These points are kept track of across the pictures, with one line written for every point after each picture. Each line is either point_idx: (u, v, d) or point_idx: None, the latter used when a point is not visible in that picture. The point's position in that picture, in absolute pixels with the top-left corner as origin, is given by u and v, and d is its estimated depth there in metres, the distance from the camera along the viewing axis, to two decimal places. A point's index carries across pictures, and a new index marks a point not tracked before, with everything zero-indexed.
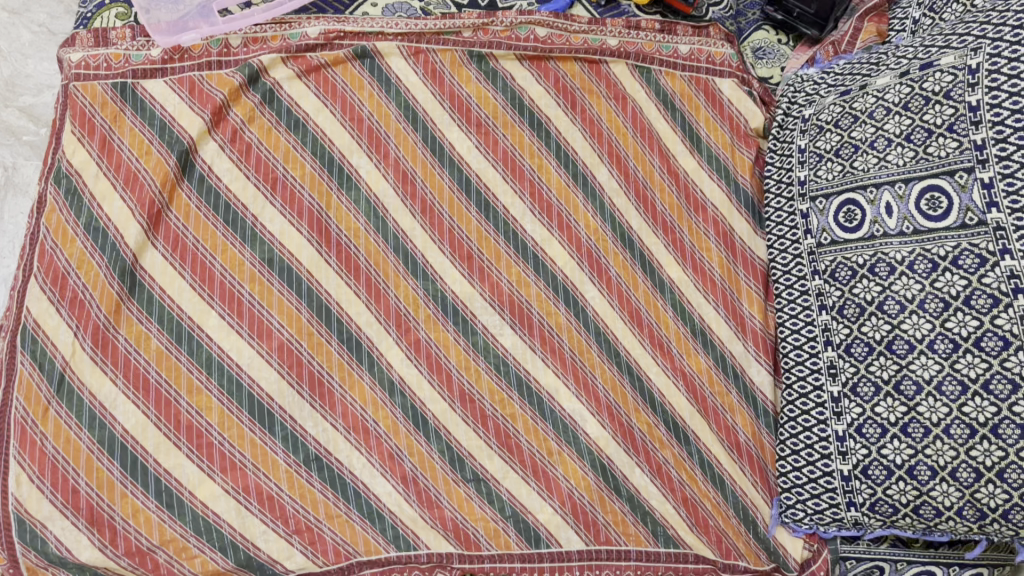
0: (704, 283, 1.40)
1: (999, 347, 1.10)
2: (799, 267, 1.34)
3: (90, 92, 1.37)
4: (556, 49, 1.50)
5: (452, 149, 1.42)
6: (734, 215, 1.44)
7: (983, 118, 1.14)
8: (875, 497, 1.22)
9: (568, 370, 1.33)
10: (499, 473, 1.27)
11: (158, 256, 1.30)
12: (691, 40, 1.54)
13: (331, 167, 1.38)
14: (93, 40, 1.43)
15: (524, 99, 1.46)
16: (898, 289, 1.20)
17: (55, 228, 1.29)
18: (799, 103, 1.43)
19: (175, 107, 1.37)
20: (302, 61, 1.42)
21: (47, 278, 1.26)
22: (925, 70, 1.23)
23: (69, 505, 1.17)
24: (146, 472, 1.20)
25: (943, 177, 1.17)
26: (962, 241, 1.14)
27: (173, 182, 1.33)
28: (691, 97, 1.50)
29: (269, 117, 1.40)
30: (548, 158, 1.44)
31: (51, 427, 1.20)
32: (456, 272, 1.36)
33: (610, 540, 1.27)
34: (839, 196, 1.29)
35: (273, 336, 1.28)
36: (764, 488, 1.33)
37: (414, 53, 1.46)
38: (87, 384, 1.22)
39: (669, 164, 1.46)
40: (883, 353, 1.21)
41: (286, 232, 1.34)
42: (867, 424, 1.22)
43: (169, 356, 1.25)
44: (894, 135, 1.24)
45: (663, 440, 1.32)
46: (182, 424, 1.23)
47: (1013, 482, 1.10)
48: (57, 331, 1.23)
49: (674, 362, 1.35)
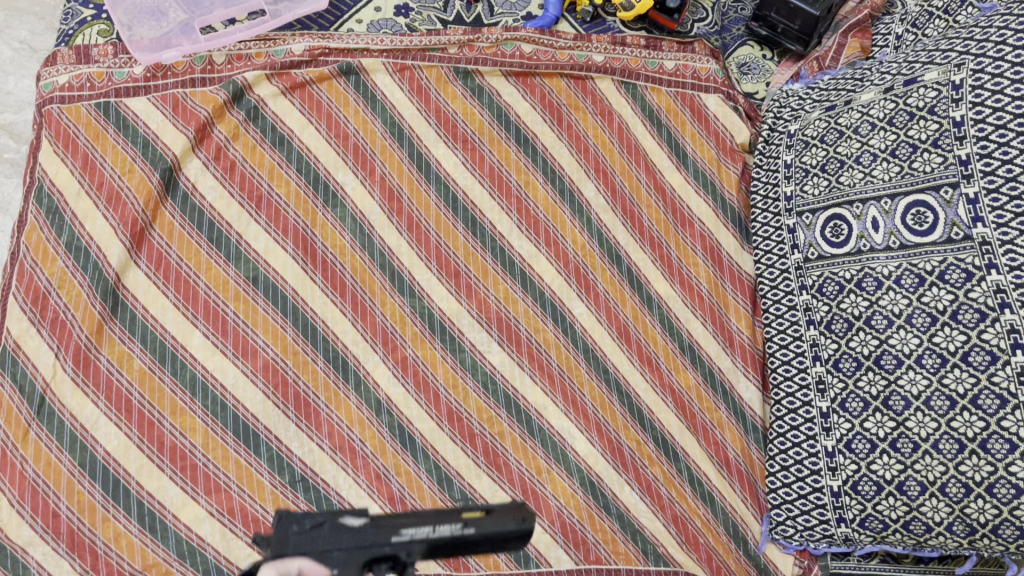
0: (692, 299, 1.39)
1: (987, 362, 1.10)
2: (786, 282, 1.34)
3: (74, 114, 1.36)
4: (542, 65, 1.49)
5: (438, 166, 1.42)
6: (720, 230, 1.44)
7: (967, 133, 1.15)
8: (864, 513, 1.22)
9: (557, 388, 1.32)
10: (488, 492, 1.26)
11: (141, 274, 1.29)
12: (676, 56, 1.55)
13: (316, 184, 1.37)
14: (75, 57, 1.42)
15: (509, 115, 1.46)
16: (885, 304, 1.21)
17: (36, 246, 1.27)
18: (784, 118, 1.44)
19: (158, 124, 1.36)
20: (287, 77, 1.42)
21: (27, 297, 1.24)
22: (909, 85, 1.24)
23: (49, 529, 1.15)
24: (129, 495, 1.18)
25: (929, 193, 1.17)
26: (948, 256, 1.15)
27: (157, 200, 1.32)
28: (676, 113, 1.50)
29: (254, 134, 1.39)
30: (534, 173, 1.43)
31: (32, 450, 1.18)
32: (444, 289, 1.35)
33: (600, 560, 1.25)
34: (825, 211, 1.29)
35: (257, 355, 1.27)
36: (754, 505, 1.32)
37: (399, 69, 1.45)
38: (68, 406, 1.20)
39: (655, 178, 1.46)
40: (872, 369, 1.21)
41: (270, 249, 1.33)
42: (856, 440, 1.22)
43: (153, 377, 1.24)
44: (879, 150, 1.25)
45: (652, 457, 1.31)
46: (165, 445, 1.21)
47: (1002, 497, 1.09)
48: (38, 352, 1.22)
49: (662, 378, 1.34)
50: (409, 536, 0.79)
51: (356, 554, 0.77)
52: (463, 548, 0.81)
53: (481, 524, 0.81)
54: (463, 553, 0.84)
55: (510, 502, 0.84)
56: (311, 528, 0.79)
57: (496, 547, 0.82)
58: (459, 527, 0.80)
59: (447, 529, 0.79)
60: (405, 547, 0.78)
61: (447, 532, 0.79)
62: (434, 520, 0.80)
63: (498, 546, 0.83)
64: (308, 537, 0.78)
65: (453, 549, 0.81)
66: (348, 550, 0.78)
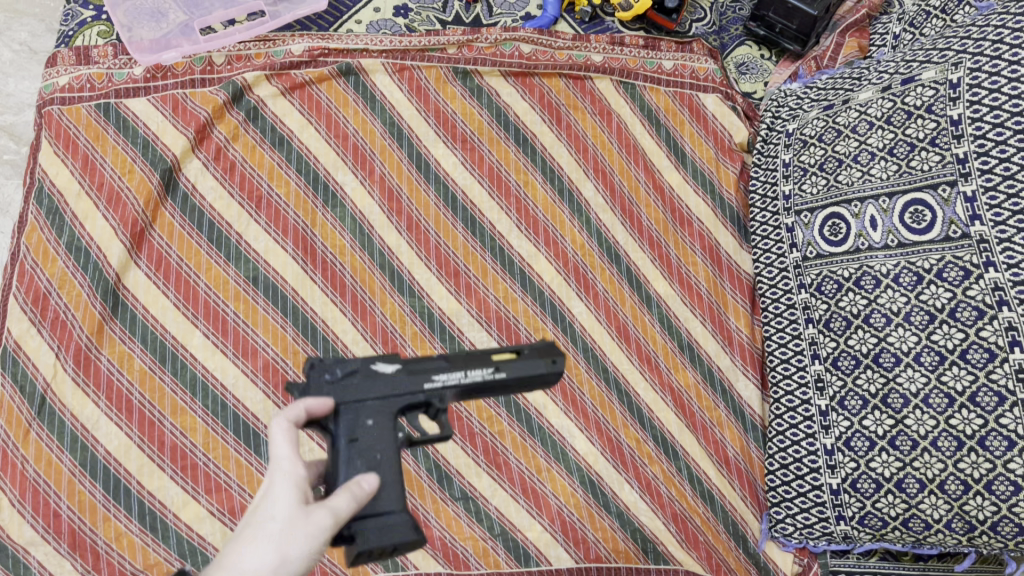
0: (691, 297, 1.40)
1: (985, 359, 1.10)
2: (785, 281, 1.35)
3: (74, 115, 1.36)
4: (541, 65, 1.50)
5: (438, 166, 1.42)
6: (719, 229, 1.44)
7: (965, 132, 1.15)
8: (864, 510, 1.22)
9: (556, 387, 1.32)
10: (488, 491, 1.26)
11: (141, 274, 1.29)
12: (674, 55, 1.55)
13: (315, 184, 1.38)
14: (75, 57, 1.42)
15: (509, 115, 1.46)
16: (883, 303, 1.21)
17: (36, 247, 1.27)
18: (783, 117, 1.44)
19: (158, 125, 1.37)
20: (286, 78, 1.42)
21: (27, 297, 1.25)
22: (907, 84, 1.25)
23: (50, 529, 1.15)
24: (129, 494, 1.18)
25: (926, 191, 1.18)
26: (946, 254, 1.15)
27: (157, 201, 1.32)
28: (675, 113, 1.50)
29: (254, 134, 1.39)
30: (533, 173, 1.44)
31: (32, 450, 1.18)
32: (443, 289, 1.35)
33: (600, 558, 1.25)
34: (824, 210, 1.30)
35: (258, 355, 1.27)
36: (753, 503, 1.32)
37: (399, 70, 1.46)
38: (69, 405, 1.20)
39: (653, 178, 1.46)
40: (870, 366, 1.22)
41: (270, 249, 1.33)
42: (855, 437, 1.22)
43: (153, 377, 1.24)
44: (877, 148, 1.26)
45: (651, 455, 1.31)
46: (166, 445, 1.21)
47: (1001, 494, 1.09)
48: (38, 352, 1.22)
49: (661, 377, 1.35)
50: (442, 382, 0.82)
51: (390, 403, 0.80)
52: (497, 389, 0.85)
53: (513, 368, 0.83)
54: (495, 392, 0.87)
55: (541, 346, 0.86)
56: (342, 377, 0.80)
57: (527, 387, 0.85)
58: (491, 371, 0.83)
59: (480, 374, 0.82)
60: (438, 393, 0.82)
61: (479, 377, 0.82)
62: (466, 365, 0.83)
63: (530, 386, 0.86)
64: (336, 388, 0.79)
65: (488, 390, 0.85)
66: (379, 400, 0.80)
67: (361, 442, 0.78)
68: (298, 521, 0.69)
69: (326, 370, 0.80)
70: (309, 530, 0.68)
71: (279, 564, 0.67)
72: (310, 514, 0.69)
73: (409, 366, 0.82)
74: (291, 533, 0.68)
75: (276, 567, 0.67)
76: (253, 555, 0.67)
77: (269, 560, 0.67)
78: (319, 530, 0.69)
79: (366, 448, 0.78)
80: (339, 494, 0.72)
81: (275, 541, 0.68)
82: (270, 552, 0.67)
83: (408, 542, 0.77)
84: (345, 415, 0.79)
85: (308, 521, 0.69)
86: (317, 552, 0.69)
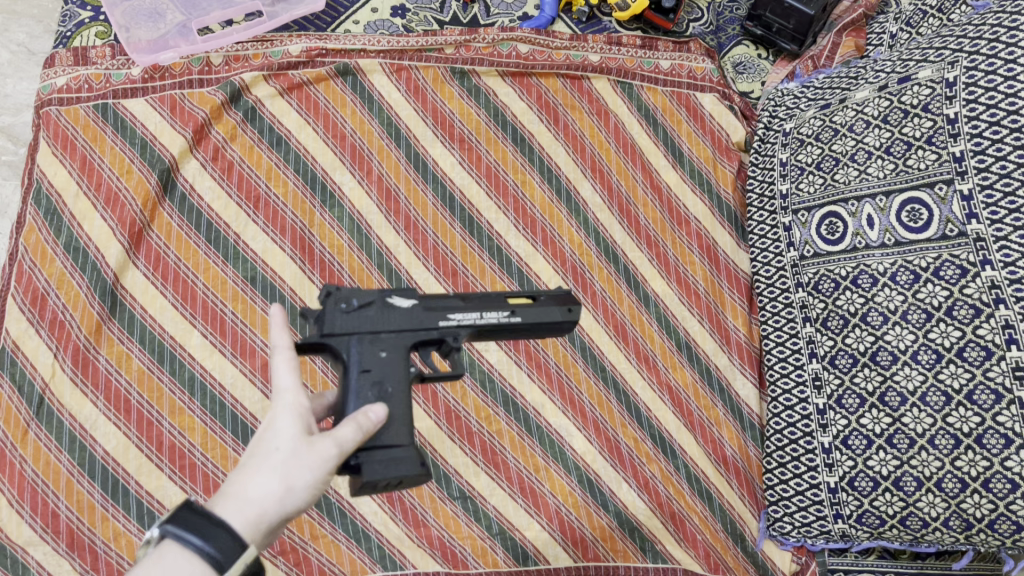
0: (688, 296, 1.40)
1: (982, 357, 1.11)
2: (783, 280, 1.35)
3: (72, 115, 1.36)
4: (538, 65, 1.50)
5: (436, 166, 1.42)
6: (717, 228, 1.45)
7: (961, 130, 1.16)
8: (861, 509, 1.23)
9: (555, 386, 1.32)
10: (486, 490, 1.26)
11: (140, 275, 1.29)
12: (671, 55, 1.56)
13: (313, 185, 1.38)
14: (72, 58, 1.42)
15: (507, 115, 1.47)
16: (880, 301, 1.21)
17: (35, 247, 1.27)
18: (779, 117, 1.44)
19: (156, 125, 1.37)
20: (284, 78, 1.42)
21: (26, 298, 1.25)
22: (903, 83, 1.25)
23: (48, 529, 1.15)
24: (128, 494, 1.18)
25: (923, 190, 1.19)
26: (942, 252, 1.16)
27: (155, 201, 1.32)
28: (672, 112, 1.51)
29: (251, 134, 1.39)
30: (531, 173, 1.44)
31: (30, 450, 1.18)
32: (441, 289, 1.35)
33: (598, 557, 1.25)
34: (821, 208, 1.31)
35: (256, 355, 1.28)
36: (751, 502, 1.32)
37: (397, 70, 1.46)
38: (67, 405, 1.20)
39: (651, 177, 1.47)
40: (868, 365, 1.22)
41: (268, 250, 1.33)
42: (852, 436, 1.23)
43: (151, 377, 1.24)
44: (874, 147, 1.26)
45: (649, 454, 1.31)
46: (164, 445, 1.21)
47: (999, 492, 1.10)
48: (36, 352, 1.22)
49: (659, 376, 1.35)
50: (457, 321, 0.90)
51: (407, 335, 0.88)
52: (507, 333, 0.94)
53: (527, 313, 0.94)
54: (501, 338, 0.97)
55: (551, 294, 0.98)
56: (360, 308, 0.86)
57: (536, 331, 0.96)
58: (506, 315, 0.93)
59: (494, 316, 0.92)
60: (453, 331, 0.90)
61: (494, 319, 0.92)
62: (481, 308, 0.92)
63: (539, 333, 0.97)
64: (355, 317, 0.85)
65: (497, 333, 0.94)
66: (398, 331, 0.87)
67: (374, 372, 0.84)
68: (301, 454, 0.72)
69: (342, 301, 0.86)
70: (311, 460, 0.72)
71: (284, 492, 0.71)
72: (313, 446, 0.73)
73: (426, 303, 0.90)
74: (295, 464, 0.72)
75: (282, 496, 0.71)
76: (259, 483, 0.71)
77: (274, 488, 0.71)
78: (321, 462, 0.73)
79: (378, 379, 0.84)
80: (344, 427, 0.76)
81: (279, 472, 0.71)
82: (274, 480, 0.71)
83: (413, 475, 0.81)
84: (363, 344, 0.85)
85: (311, 453, 0.72)
86: (322, 479, 0.73)
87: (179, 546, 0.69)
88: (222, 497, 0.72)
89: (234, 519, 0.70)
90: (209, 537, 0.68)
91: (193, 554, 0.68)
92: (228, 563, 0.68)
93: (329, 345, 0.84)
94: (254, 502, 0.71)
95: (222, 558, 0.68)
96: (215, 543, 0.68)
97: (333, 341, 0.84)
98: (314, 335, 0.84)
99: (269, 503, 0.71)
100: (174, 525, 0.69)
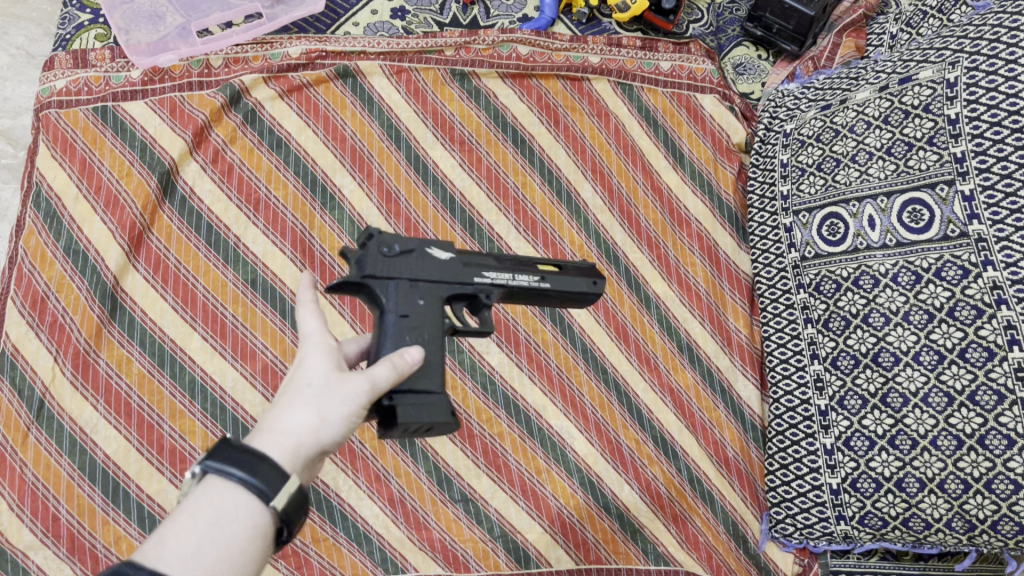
0: (689, 297, 1.40)
1: (984, 358, 1.10)
2: (784, 281, 1.35)
3: (72, 118, 1.36)
4: (538, 66, 1.50)
5: (436, 167, 1.42)
6: (717, 230, 1.45)
7: (962, 131, 1.16)
8: (864, 510, 1.22)
9: (556, 389, 1.32)
10: (487, 493, 1.26)
11: (140, 278, 1.29)
12: (672, 57, 1.56)
13: (313, 187, 1.38)
14: (72, 61, 1.42)
15: (507, 116, 1.46)
16: (882, 302, 1.21)
17: (34, 250, 1.27)
18: (780, 118, 1.44)
19: (156, 128, 1.36)
20: (284, 81, 1.42)
21: (25, 301, 1.24)
22: (904, 84, 1.25)
23: (49, 533, 1.14)
24: (128, 498, 1.18)
25: (924, 190, 1.19)
26: (944, 253, 1.16)
27: (155, 204, 1.32)
28: (672, 113, 1.51)
29: (251, 137, 1.39)
30: (531, 175, 1.44)
31: (31, 454, 1.17)
32: None
33: (600, 559, 1.25)
34: (822, 209, 1.30)
35: (257, 358, 1.27)
36: (753, 503, 1.32)
37: (396, 71, 1.46)
38: (67, 409, 1.20)
39: (652, 178, 1.46)
40: (869, 366, 1.22)
41: (269, 253, 1.33)
42: (855, 437, 1.23)
43: (152, 380, 1.24)
44: (875, 148, 1.26)
45: (651, 456, 1.31)
46: (165, 448, 1.21)
47: (1001, 493, 1.09)
48: (36, 356, 1.21)
49: (661, 378, 1.35)
50: (492, 279, 0.93)
51: (444, 286, 0.90)
52: (533, 297, 0.98)
53: (555, 280, 0.98)
54: (524, 301, 1.01)
55: (577, 265, 1.02)
56: (400, 254, 0.87)
57: (562, 299, 1.01)
58: (536, 280, 0.97)
59: (526, 280, 0.96)
60: (486, 288, 0.93)
61: (526, 282, 0.96)
62: (514, 271, 0.96)
63: (563, 301, 1.02)
64: (397, 263, 0.87)
65: (524, 296, 0.98)
66: (435, 281, 0.89)
67: (411, 318, 0.86)
68: (333, 387, 0.73)
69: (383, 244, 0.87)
70: (344, 392, 0.73)
71: (320, 425, 0.72)
72: (345, 380, 0.73)
73: (462, 258, 0.93)
74: (328, 397, 0.72)
75: (317, 428, 0.72)
76: (294, 416, 0.71)
77: (309, 420, 0.71)
78: (354, 396, 0.73)
79: (415, 324, 0.86)
80: (380, 366, 0.76)
81: (313, 405, 0.72)
82: (309, 412, 0.71)
83: (442, 422, 0.84)
84: (402, 289, 0.86)
85: (342, 386, 0.73)
86: (354, 414, 0.74)
87: (220, 481, 0.67)
88: (255, 434, 0.71)
89: (272, 451, 0.69)
90: (252, 469, 0.67)
91: (237, 488, 0.67)
92: (274, 493, 0.67)
93: (370, 287, 0.85)
94: (290, 434, 0.71)
95: (268, 488, 0.67)
96: (259, 474, 0.67)
97: (375, 283, 0.85)
98: (355, 275, 0.85)
99: (305, 434, 0.71)
100: (214, 460, 0.67)
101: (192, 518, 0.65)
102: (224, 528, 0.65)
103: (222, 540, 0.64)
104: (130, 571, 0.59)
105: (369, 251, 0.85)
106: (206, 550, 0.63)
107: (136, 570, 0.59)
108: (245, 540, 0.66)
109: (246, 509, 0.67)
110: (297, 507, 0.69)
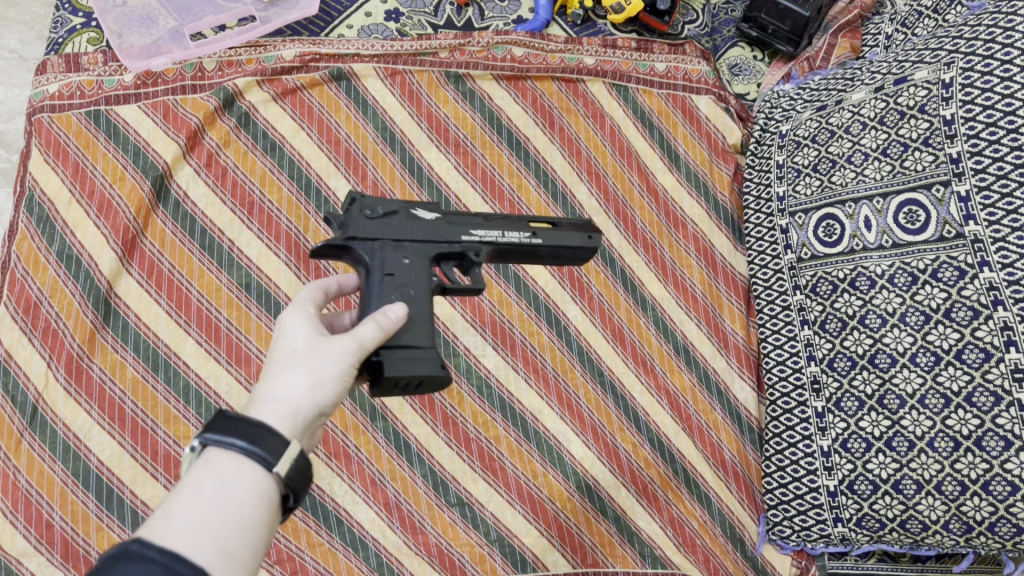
0: (685, 299, 1.39)
1: (981, 359, 1.10)
2: (780, 283, 1.35)
3: (64, 123, 1.35)
4: (533, 68, 1.49)
5: (431, 170, 1.41)
6: (713, 231, 1.44)
7: (958, 132, 1.16)
8: (861, 512, 1.22)
9: (552, 392, 1.31)
10: (483, 497, 1.25)
11: (133, 283, 1.28)
12: (667, 57, 1.55)
13: (308, 190, 1.37)
14: (64, 64, 1.42)
15: (502, 118, 1.46)
16: (879, 303, 1.21)
17: (27, 255, 1.26)
18: (776, 119, 1.44)
19: (149, 132, 1.36)
20: (278, 83, 1.42)
21: (18, 306, 1.23)
22: (900, 85, 1.25)
23: (43, 540, 1.14)
24: (123, 504, 1.17)
25: (921, 191, 1.19)
26: (941, 254, 1.15)
27: (148, 208, 1.31)
28: (668, 114, 1.50)
29: (245, 140, 1.38)
30: (527, 177, 1.43)
31: (24, 461, 1.17)
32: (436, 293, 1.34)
33: (597, 563, 1.25)
34: (818, 211, 1.30)
35: (251, 362, 1.27)
36: (750, 506, 1.32)
37: (391, 74, 1.45)
38: (61, 416, 1.19)
39: (648, 181, 1.46)
40: (866, 367, 1.21)
41: (263, 256, 1.32)
42: (851, 439, 1.22)
43: (146, 386, 1.23)
44: (871, 149, 1.26)
45: (648, 459, 1.30)
46: (159, 453, 1.20)
47: (999, 495, 1.09)
48: (29, 362, 1.21)
49: (657, 380, 1.34)
50: (480, 237, 0.94)
51: (430, 246, 0.91)
52: (526, 254, 0.99)
53: (548, 236, 0.98)
54: (518, 259, 1.01)
55: (572, 221, 1.02)
56: (383, 217, 0.90)
57: (557, 255, 1.00)
58: (528, 237, 0.97)
59: (517, 236, 0.96)
60: (475, 246, 0.94)
61: (517, 239, 0.96)
62: (503, 228, 0.96)
63: (560, 258, 1.02)
64: (379, 224, 0.89)
65: (517, 252, 0.98)
66: (421, 241, 0.90)
67: (396, 277, 0.86)
68: (320, 349, 0.73)
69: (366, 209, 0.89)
70: (333, 352, 0.73)
71: (314, 386, 0.71)
72: (331, 342, 0.73)
73: (449, 219, 0.94)
74: (318, 358, 0.72)
75: (312, 390, 0.71)
76: (286, 382, 0.70)
77: (303, 383, 0.71)
78: (343, 353, 0.73)
79: (400, 282, 0.86)
80: (364, 325, 0.76)
81: (304, 368, 0.71)
82: (301, 376, 0.71)
83: (433, 375, 0.81)
84: (386, 249, 0.88)
85: (330, 346, 0.73)
86: (346, 373, 0.73)
87: (219, 453, 0.66)
88: (250, 407, 0.70)
89: (270, 418, 0.68)
90: (251, 437, 0.66)
91: (238, 457, 0.65)
92: (277, 458, 0.66)
93: (353, 249, 0.87)
94: (285, 399, 0.70)
95: (269, 454, 0.66)
96: (259, 441, 0.66)
97: (358, 243, 0.87)
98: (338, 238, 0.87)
99: (301, 397, 0.70)
100: (211, 432, 0.66)
101: (197, 491, 0.63)
102: (230, 497, 0.63)
103: (229, 510, 0.63)
104: (138, 545, 0.56)
105: (351, 214, 0.88)
106: (214, 519, 0.61)
107: (145, 544, 0.57)
108: (252, 508, 0.64)
109: (251, 478, 0.65)
110: (301, 472, 0.68)
